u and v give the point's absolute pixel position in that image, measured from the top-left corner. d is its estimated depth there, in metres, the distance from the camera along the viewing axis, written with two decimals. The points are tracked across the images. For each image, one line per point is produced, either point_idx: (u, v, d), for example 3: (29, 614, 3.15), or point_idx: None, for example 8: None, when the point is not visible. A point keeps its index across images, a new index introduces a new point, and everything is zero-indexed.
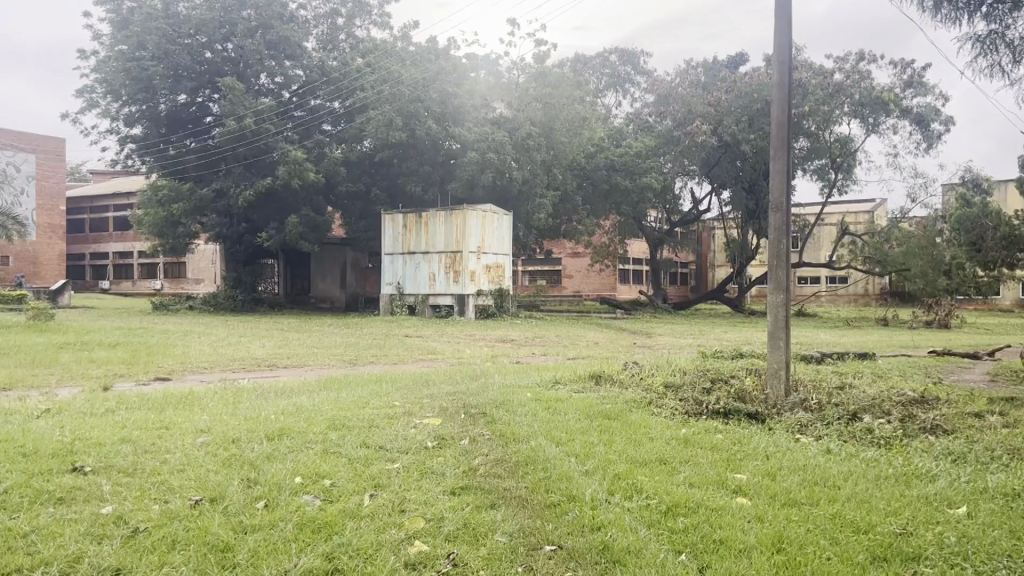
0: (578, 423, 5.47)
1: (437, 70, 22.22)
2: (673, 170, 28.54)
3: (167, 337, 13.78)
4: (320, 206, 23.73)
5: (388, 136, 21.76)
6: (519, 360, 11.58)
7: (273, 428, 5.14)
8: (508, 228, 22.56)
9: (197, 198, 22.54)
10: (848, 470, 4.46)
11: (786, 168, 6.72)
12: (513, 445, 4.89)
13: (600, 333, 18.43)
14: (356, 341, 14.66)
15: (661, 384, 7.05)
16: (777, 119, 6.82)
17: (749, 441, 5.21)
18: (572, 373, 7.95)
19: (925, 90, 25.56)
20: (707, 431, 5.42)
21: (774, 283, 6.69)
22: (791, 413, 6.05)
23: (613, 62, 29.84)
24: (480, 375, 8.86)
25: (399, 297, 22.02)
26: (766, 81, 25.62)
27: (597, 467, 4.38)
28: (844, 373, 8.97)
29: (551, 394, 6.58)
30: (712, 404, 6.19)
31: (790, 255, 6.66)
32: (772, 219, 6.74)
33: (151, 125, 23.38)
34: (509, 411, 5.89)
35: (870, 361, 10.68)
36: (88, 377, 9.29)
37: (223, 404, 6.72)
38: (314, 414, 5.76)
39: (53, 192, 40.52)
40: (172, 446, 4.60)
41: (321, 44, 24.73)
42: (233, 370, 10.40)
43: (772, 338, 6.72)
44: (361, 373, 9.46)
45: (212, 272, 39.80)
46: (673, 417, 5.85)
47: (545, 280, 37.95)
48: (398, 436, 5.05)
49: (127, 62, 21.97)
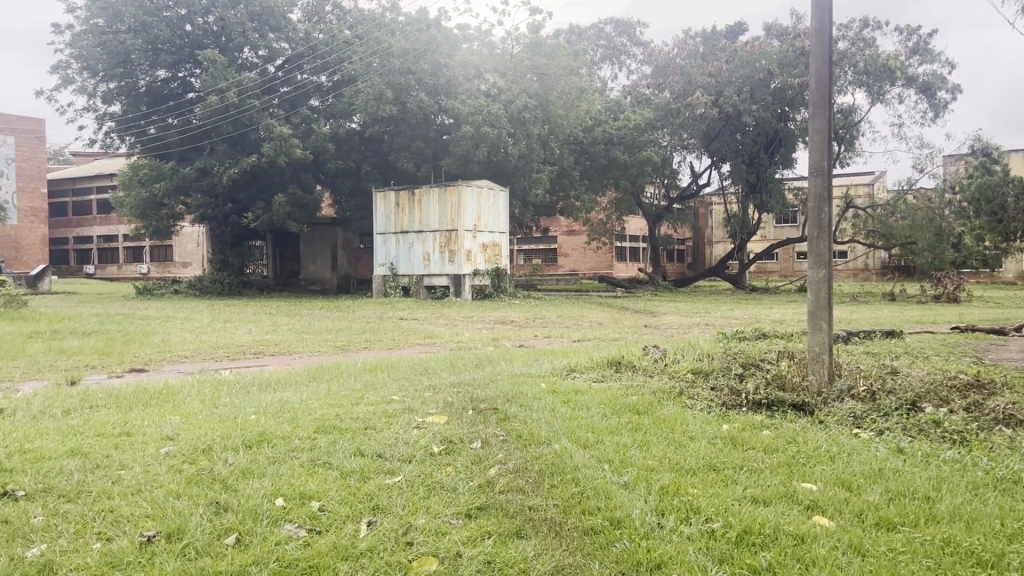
0: (605, 420, 4.77)
1: (428, 41, 21.31)
2: (672, 143, 27.72)
3: (148, 323, 13.01)
4: (309, 184, 22.88)
5: (378, 110, 20.94)
6: (524, 343, 10.93)
7: (252, 432, 4.41)
8: (504, 205, 21.79)
9: (180, 177, 21.70)
10: (936, 476, 3.74)
11: (827, 126, 5.96)
12: (534, 450, 4.18)
13: (604, 312, 17.76)
14: (349, 324, 13.94)
15: (689, 370, 6.33)
16: (818, 74, 6.05)
17: (806, 439, 4.50)
18: (588, 359, 7.24)
19: (931, 57, 24.84)
20: (753, 428, 4.72)
21: (815, 257, 5.95)
22: (841, 404, 5.34)
23: (609, 33, 29.01)
24: (485, 362, 8.16)
25: (392, 278, 21.22)
26: (767, 49, 24.86)
27: (637, 479, 3.67)
28: (878, 353, 8.30)
29: (568, 385, 5.86)
30: (750, 393, 5.49)
31: (833, 224, 5.91)
32: (812, 184, 5.99)
33: (131, 102, 22.39)
34: (524, 407, 5.16)
35: (899, 339, 10.02)
36: (56, 369, 8.54)
37: (200, 402, 5.97)
38: (300, 415, 5.01)
39: (34, 174, 39.53)
40: (130, 459, 3.87)
41: (306, 15, 23.70)
42: (216, 358, 9.64)
43: (813, 320, 5.99)
44: (356, 360, 8.77)
45: (199, 256, 39.01)
46: (710, 410, 5.15)
47: (541, 259, 37.21)
48: (397, 440, 4.32)
49: (102, 36, 21.04)
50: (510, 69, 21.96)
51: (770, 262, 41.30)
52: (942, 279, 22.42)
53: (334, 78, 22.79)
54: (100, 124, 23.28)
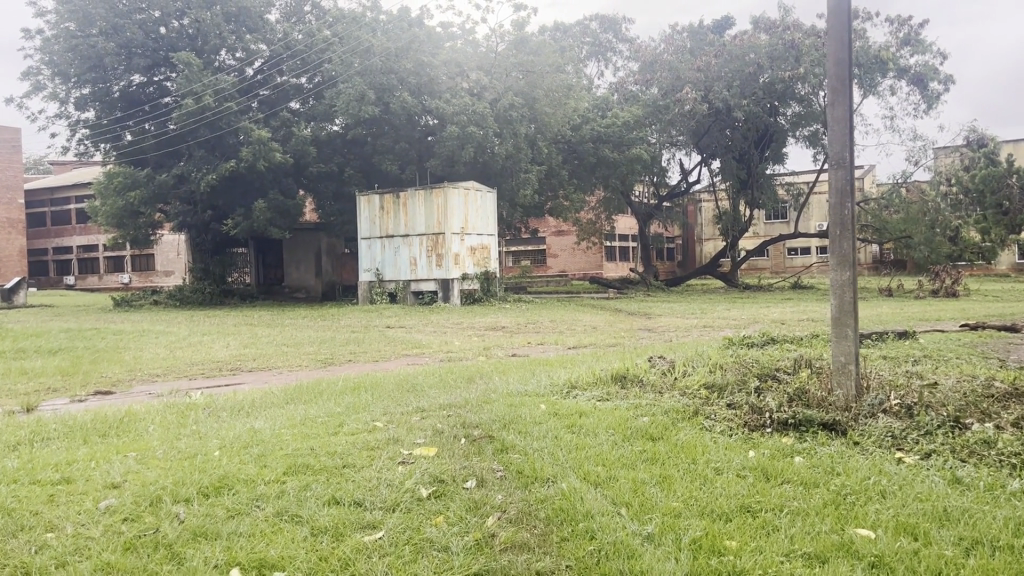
0: (618, 450, 4.20)
1: (410, 39, 20.61)
2: (661, 140, 27.21)
3: (120, 339, 12.36)
4: (290, 189, 22.23)
5: (360, 111, 20.30)
6: (517, 351, 10.39)
7: (211, 475, 3.82)
8: (493, 206, 21.21)
9: (156, 185, 21.01)
10: (1015, 516, 3.18)
11: (848, 113, 5.39)
12: (539, 491, 3.61)
13: (598, 315, 17.22)
14: (333, 334, 13.35)
15: (700, 385, 5.77)
16: (836, 59, 5.47)
17: (848, 468, 3.92)
18: (590, 371, 6.68)
19: (923, 48, 24.46)
20: (784, 455, 4.18)
21: (838, 259, 5.37)
22: (876, 422, 4.76)
23: (594, 29, 28.53)
24: (478, 375, 7.62)
25: (378, 284, 20.59)
26: (755, 43, 24.36)
27: (662, 528, 3.11)
28: (897, 358, 7.79)
29: (570, 406, 5.29)
30: (774, 411, 4.94)
31: (857, 221, 5.32)
32: (834, 179, 5.42)
33: (104, 108, 21.66)
34: (523, 434, 4.58)
35: (911, 340, 9.53)
36: (14, 393, 7.93)
37: (162, 434, 5.36)
38: (269, 450, 4.40)
39: (10, 185, 38.72)
40: (60, 518, 3.29)
41: (284, 16, 23.00)
42: (189, 377, 9.03)
43: (836, 327, 5.42)
44: (339, 376, 8.20)
45: (181, 264, 38.36)
46: (733, 435, 4.58)
47: (530, 261, 36.66)
48: (379, 482, 3.73)
49: (72, 40, 20.37)
50: (494, 67, 21.61)
51: (761, 259, 40.98)
52: (938, 273, 22.06)
53: (314, 79, 22.13)
54: (73, 131, 22.56)
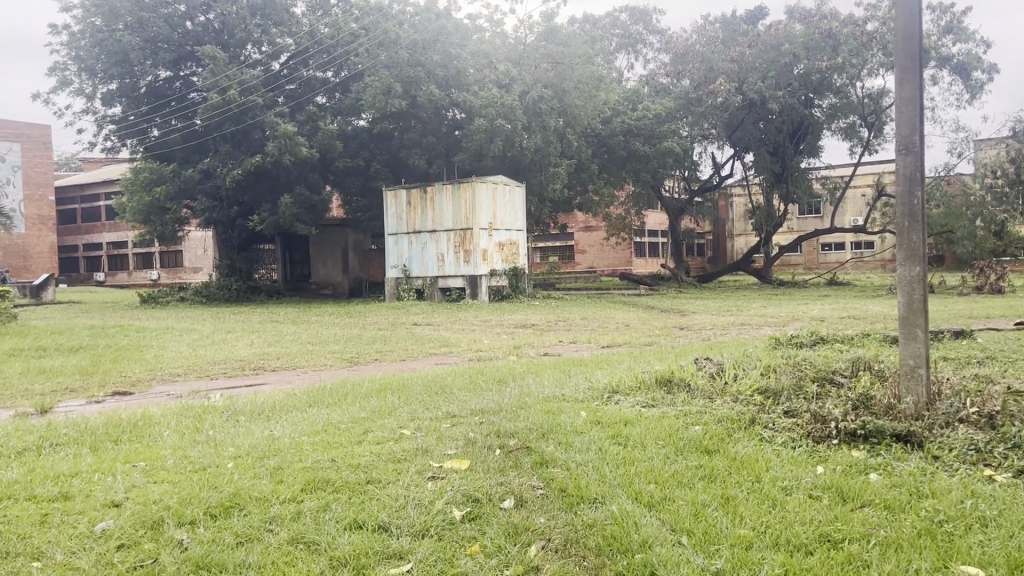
0: (671, 465, 3.77)
1: (437, 31, 20.32)
2: (692, 133, 26.60)
3: (143, 336, 12.13)
4: (316, 184, 21.98)
5: (387, 105, 19.93)
6: (549, 350, 9.98)
7: (220, 492, 3.44)
8: (521, 201, 20.76)
9: (182, 180, 20.82)
10: None
11: (917, 93, 4.80)
12: (586, 513, 3.20)
13: (629, 312, 16.73)
14: (359, 332, 13.02)
15: (754, 390, 5.31)
16: (905, 33, 4.85)
17: (935, 488, 3.45)
18: (633, 373, 6.23)
19: (966, 36, 23.64)
20: (858, 472, 3.72)
21: (907, 253, 4.80)
22: (956, 432, 4.26)
23: (624, 21, 27.97)
24: (509, 377, 7.23)
25: (405, 280, 20.28)
26: (791, 33, 23.65)
27: (733, 563, 2.69)
28: (960, 359, 7.26)
29: (614, 413, 4.86)
30: (839, 420, 4.46)
31: (928, 210, 4.75)
32: (901, 166, 4.83)
33: (131, 103, 21.51)
34: (564, 446, 4.17)
35: (969, 339, 8.98)
36: (29, 394, 7.65)
37: (177, 440, 5.02)
38: (286, 461, 4.03)
39: (41, 182, 39.12)
40: (49, 543, 2.94)
41: (310, 9, 22.59)
42: (211, 377, 8.72)
43: (905, 327, 4.83)
44: (365, 377, 7.84)
45: (209, 260, 38.43)
46: (798, 450, 4.12)
47: (558, 257, 36.26)
48: (406, 501, 3.33)
49: (98, 34, 20.19)
50: (523, 58, 21.19)
51: (794, 255, 40.19)
52: (983, 269, 21.30)
53: (341, 73, 21.92)
54: (100, 127, 22.47)
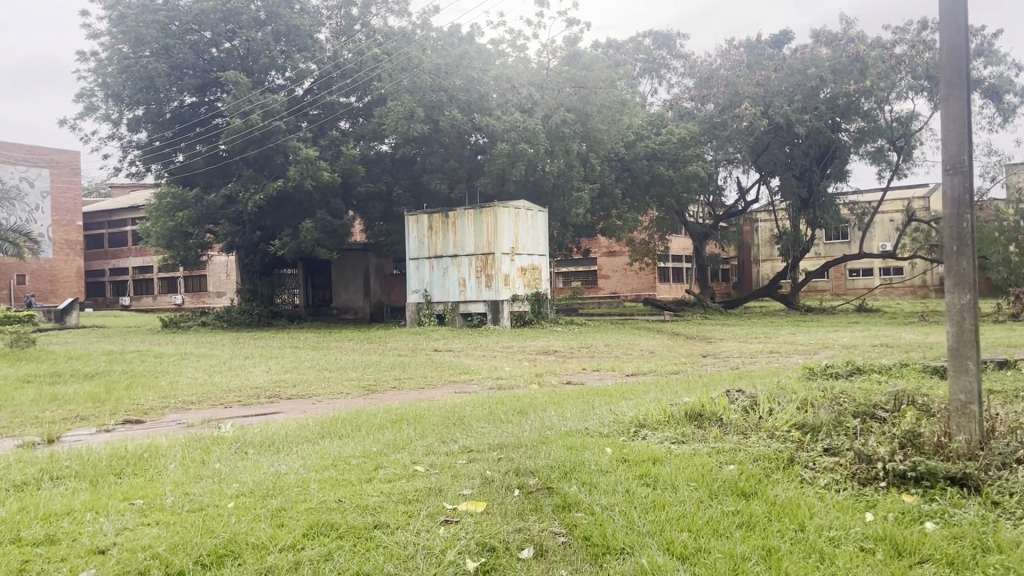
0: (706, 511, 3.46)
1: (460, 55, 20.32)
2: (717, 157, 26.29)
3: (160, 362, 11.94)
4: (338, 209, 21.90)
5: (410, 129, 19.85)
6: (572, 379, 9.68)
7: (216, 536, 3.18)
8: (544, 225, 20.52)
9: (205, 205, 20.81)
10: None
11: (964, 109, 4.47)
12: (612, 567, 2.90)
13: (655, 340, 16.34)
14: (378, 358, 12.78)
15: (791, 425, 4.97)
16: (950, 46, 4.54)
17: (1002, 540, 3.10)
18: (661, 405, 5.89)
19: (997, 59, 23.25)
20: (912, 521, 3.39)
21: (956, 281, 4.45)
22: (1016, 475, 3.88)
23: (647, 46, 27.83)
24: (532, 407, 6.94)
25: (426, 305, 20.07)
26: (817, 56, 23.40)
27: None
28: (1008, 391, 6.88)
29: (641, 450, 4.56)
30: (886, 460, 4.10)
31: (977, 234, 4.40)
32: (948, 187, 4.49)
33: (156, 129, 21.65)
34: (588, 486, 3.87)
35: (1012, 370, 8.55)
36: (39, 422, 7.45)
37: (181, 474, 4.77)
38: (290, 501, 3.77)
39: (69, 207, 39.52)
40: None
41: (335, 35, 22.75)
42: (225, 405, 8.49)
43: (954, 359, 4.46)
44: (382, 406, 7.58)
45: (232, 285, 38.54)
46: (842, 494, 3.78)
47: (581, 282, 36.00)
48: (415, 550, 3.04)
49: (124, 61, 20.29)
50: (547, 82, 21.05)
51: (821, 281, 39.59)
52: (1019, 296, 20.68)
53: (364, 99, 21.97)
54: (126, 152, 22.63)
